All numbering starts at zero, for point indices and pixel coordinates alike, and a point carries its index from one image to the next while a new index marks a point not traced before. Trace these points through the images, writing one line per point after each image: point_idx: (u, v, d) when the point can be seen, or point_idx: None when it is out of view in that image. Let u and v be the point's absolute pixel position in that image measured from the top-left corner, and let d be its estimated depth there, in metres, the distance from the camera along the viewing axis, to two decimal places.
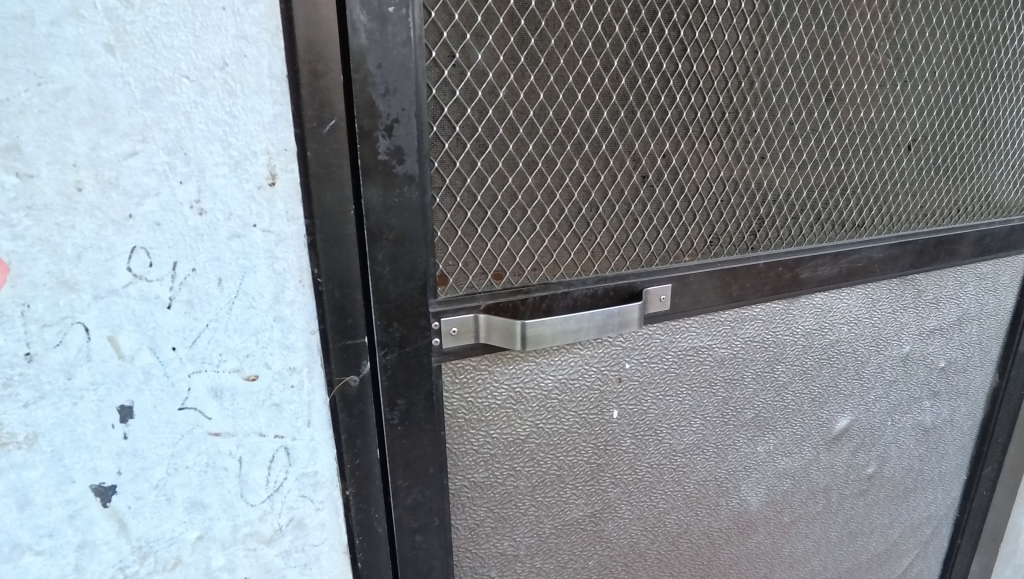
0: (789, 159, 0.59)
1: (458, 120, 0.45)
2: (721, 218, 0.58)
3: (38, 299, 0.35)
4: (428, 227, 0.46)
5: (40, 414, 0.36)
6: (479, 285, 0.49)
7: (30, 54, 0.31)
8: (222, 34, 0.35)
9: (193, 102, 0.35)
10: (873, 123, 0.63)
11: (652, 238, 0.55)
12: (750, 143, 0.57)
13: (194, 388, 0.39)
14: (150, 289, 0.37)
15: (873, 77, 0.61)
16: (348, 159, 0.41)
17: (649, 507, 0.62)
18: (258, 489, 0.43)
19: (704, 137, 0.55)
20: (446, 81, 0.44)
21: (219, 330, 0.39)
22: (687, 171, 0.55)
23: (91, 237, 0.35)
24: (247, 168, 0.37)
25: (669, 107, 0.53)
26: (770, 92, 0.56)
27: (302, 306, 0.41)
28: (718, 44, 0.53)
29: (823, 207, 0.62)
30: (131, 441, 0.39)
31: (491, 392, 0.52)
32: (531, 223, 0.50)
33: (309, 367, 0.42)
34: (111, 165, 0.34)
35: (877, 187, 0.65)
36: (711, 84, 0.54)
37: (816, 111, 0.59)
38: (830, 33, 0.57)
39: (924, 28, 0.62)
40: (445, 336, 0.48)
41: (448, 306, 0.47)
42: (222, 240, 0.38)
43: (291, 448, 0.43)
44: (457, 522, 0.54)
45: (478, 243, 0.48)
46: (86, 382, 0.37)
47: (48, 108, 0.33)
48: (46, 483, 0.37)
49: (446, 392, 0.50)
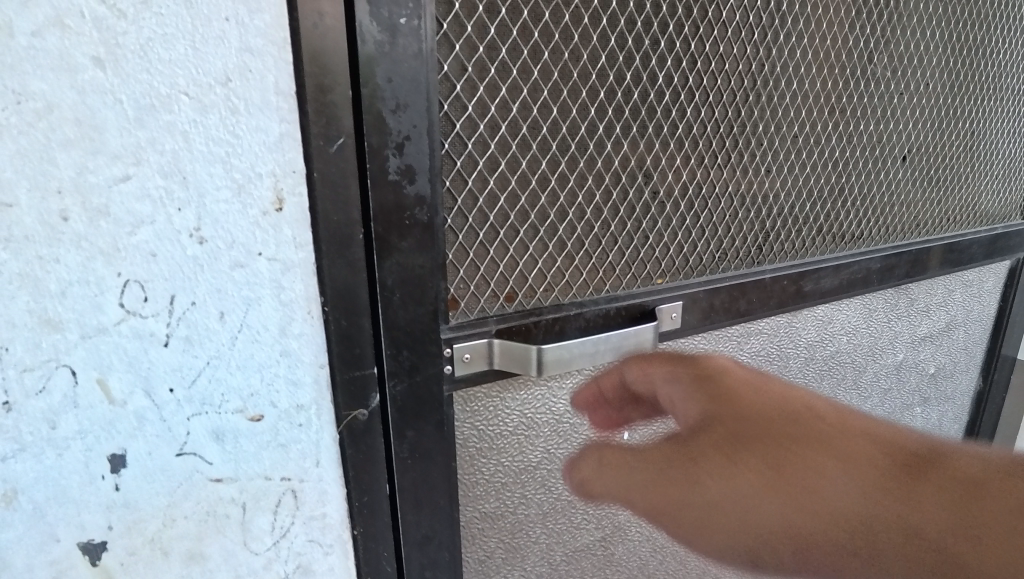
0: (793, 171, 0.59)
1: (470, 136, 0.43)
2: (728, 233, 0.57)
3: (18, 341, 0.31)
4: (440, 249, 0.43)
5: (20, 468, 0.33)
6: (491, 308, 0.47)
7: (8, 69, 0.28)
8: (224, 46, 0.32)
9: (192, 121, 0.32)
10: (870, 136, 0.63)
11: (662, 255, 0.54)
12: (756, 156, 0.56)
13: (193, 432, 0.36)
14: (144, 326, 0.33)
15: (871, 89, 0.61)
16: (356, 179, 0.38)
17: (657, 528, 0.61)
18: (262, 536, 0.40)
19: (713, 152, 0.54)
20: (458, 95, 0.42)
21: (220, 369, 0.36)
22: (697, 186, 0.54)
23: (77, 271, 0.32)
24: (251, 191, 0.34)
25: (680, 122, 0.51)
26: (776, 105, 0.56)
27: (310, 338, 0.38)
28: (727, 57, 0.52)
29: (825, 219, 0.62)
30: (123, 493, 0.35)
31: (502, 418, 0.50)
32: (543, 243, 0.48)
33: (317, 404, 0.39)
34: (100, 192, 0.31)
35: (874, 198, 0.65)
36: (720, 96, 0.53)
37: (819, 124, 0.59)
38: (834, 45, 0.57)
39: (919, 41, 0.63)
40: (457, 363, 0.45)
41: (460, 332, 0.45)
42: (223, 270, 0.34)
43: (298, 491, 0.40)
44: (467, 554, 0.51)
45: (490, 265, 0.46)
46: (71, 430, 0.33)
47: (28, 129, 0.29)
48: (29, 542, 0.34)
49: (457, 422, 0.48)
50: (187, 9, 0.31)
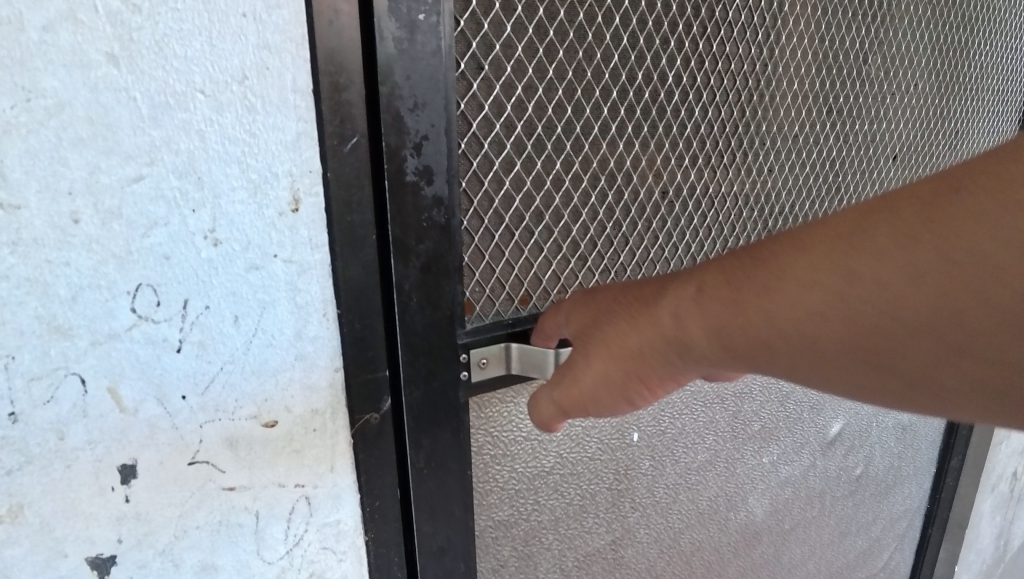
0: (793, 171, 0.60)
1: (485, 136, 0.43)
2: (733, 233, 0.58)
3: (24, 350, 0.30)
4: (456, 251, 0.43)
5: (24, 482, 0.31)
6: (504, 310, 0.48)
7: (16, 65, 0.27)
8: (242, 44, 0.31)
9: (208, 120, 0.31)
10: (861, 133, 0.64)
11: (672, 257, 0.55)
12: (758, 155, 0.57)
13: (206, 439, 0.35)
14: (157, 331, 0.32)
15: (865, 90, 0.63)
16: (370, 179, 0.38)
17: (665, 529, 0.61)
18: (275, 545, 0.39)
19: (718, 148, 0.54)
20: (473, 94, 0.42)
21: (234, 374, 0.35)
22: (705, 185, 0.55)
23: (87, 275, 0.30)
24: (268, 192, 0.34)
25: (688, 121, 0.52)
26: (777, 106, 0.57)
27: (326, 340, 0.37)
28: (730, 57, 0.53)
29: (821, 219, 0.64)
30: (134, 505, 0.34)
31: (516, 423, 0.51)
32: (557, 244, 0.48)
33: (333, 408, 0.39)
34: (114, 193, 0.30)
35: (867, 198, 0.67)
36: (725, 97, 0.53)
37: (817, 124, 0.60)
38: (830, 48, 0.58)
39: (906, 43, 0.65)
40: (473, 369, 0.46)
41: (476, 334, 0.46)
42: (239, 272, 0.34)
43: (313, 498, 0.39)
44: (481, 563, 0.51)
45: (504, 268, 0.47)
46: (79, 441, 0.32)
47: (37, 127, 0.28)
48: (31, 561, 0.32)
49: (472, 427, 0.48)
50: (203, 4, 0.30)
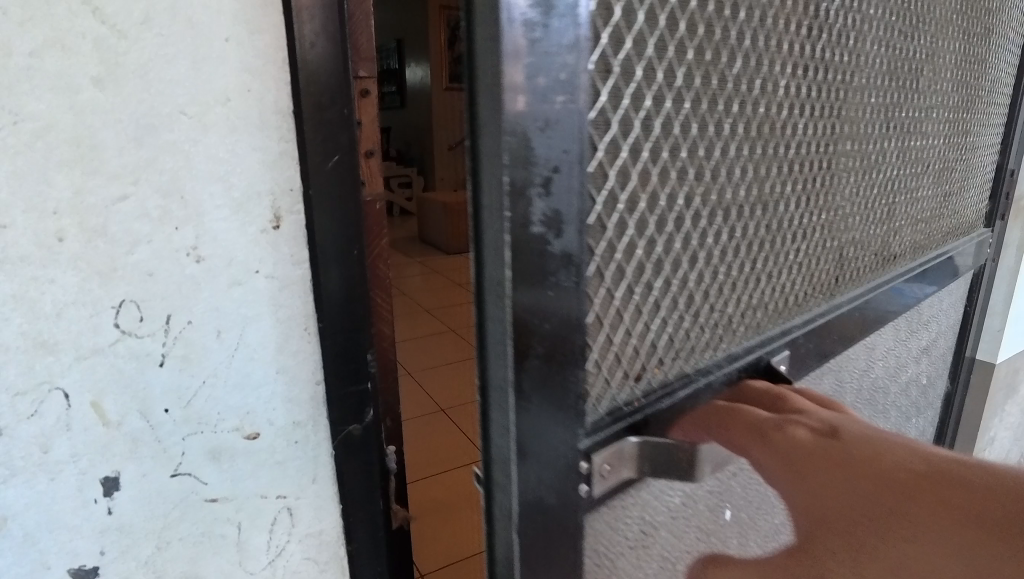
0: (897, 175, 0.54)
1: (615, 114, 0.29)
2: (855, 247, 0.51)
3: (11, 365, 0.30)
4: (580, 302, 0.29)
5: (9, 492, 0.32)
6: (626, 381, 0.34)
7: (4, 89, 0.28)
8: (225, 66, 0.32)
9: (192, 140, 0.32)
10: (938, 131, 0.59)
11: (805, 282, 0.45)
12: (878, 155, 0.50)
13: (189, 452, 0.35)
14: (142, 344, 0.33)
15: (947, 89, 0.59)
16: (352, 193, 0.37)
17: None
18: (257, 553, 0.40)
19: (850, 145, 0.47)
20: (606, 47, 0.28)
21: (216, 387, 0.36)
22: (841, 192, 0.47)
23: (73, 290, 0.31)
24: (251, 210, 0.35)
25: (831, 111, 0.43)
26: (892, 101, 0.50)
27: (307, 355, 0.38)
28: (869, 35, 0.45)
29: (908, 228, 0.59)
30: (116, 516, 0.35)
31: (629, 536, 0.36)
32: (686, 276, 0.36)
33: (314, 422, 0.40)
34: (99, 212, 0.31)
35: (936, 205, 0.64)
36: (862, 87, 0.46)
37: (916, 121, 0.55)
38: (930, 36, 0.54)
39: (974, 41, 0.62)
40: (596, 482, 0.32)
41: (597, 431, 0.31)
42: (221, 288, 0.35)
43: (294, 509, 0.40)
44: None
45: (627, 321, 0.33)
46: (64, 454, 0.32)
47: (24, 150, 0.29)
48: (14, 569, 0.33)
49: (584, 557, 0.34)
50: (188, 29, 0.31)
